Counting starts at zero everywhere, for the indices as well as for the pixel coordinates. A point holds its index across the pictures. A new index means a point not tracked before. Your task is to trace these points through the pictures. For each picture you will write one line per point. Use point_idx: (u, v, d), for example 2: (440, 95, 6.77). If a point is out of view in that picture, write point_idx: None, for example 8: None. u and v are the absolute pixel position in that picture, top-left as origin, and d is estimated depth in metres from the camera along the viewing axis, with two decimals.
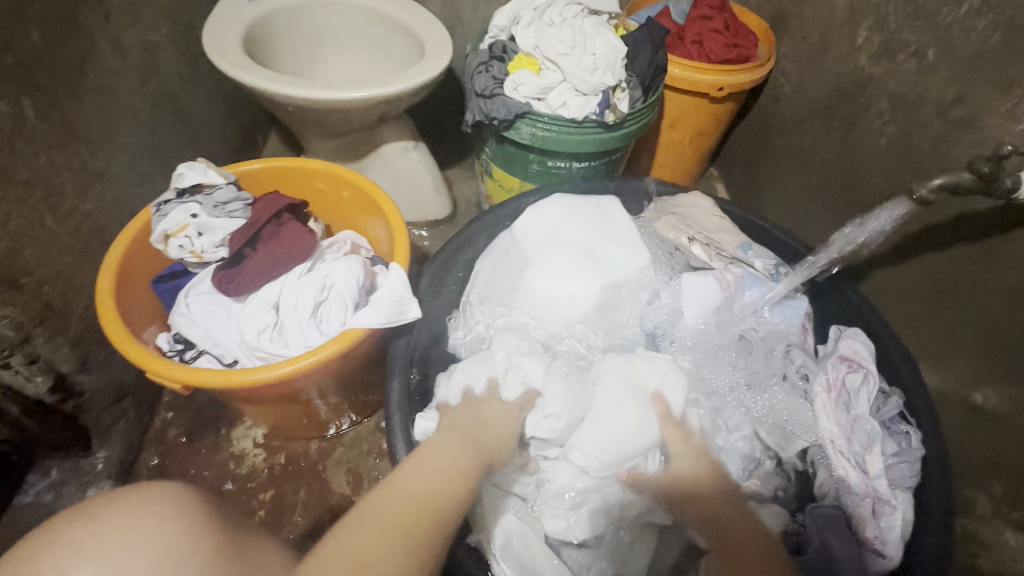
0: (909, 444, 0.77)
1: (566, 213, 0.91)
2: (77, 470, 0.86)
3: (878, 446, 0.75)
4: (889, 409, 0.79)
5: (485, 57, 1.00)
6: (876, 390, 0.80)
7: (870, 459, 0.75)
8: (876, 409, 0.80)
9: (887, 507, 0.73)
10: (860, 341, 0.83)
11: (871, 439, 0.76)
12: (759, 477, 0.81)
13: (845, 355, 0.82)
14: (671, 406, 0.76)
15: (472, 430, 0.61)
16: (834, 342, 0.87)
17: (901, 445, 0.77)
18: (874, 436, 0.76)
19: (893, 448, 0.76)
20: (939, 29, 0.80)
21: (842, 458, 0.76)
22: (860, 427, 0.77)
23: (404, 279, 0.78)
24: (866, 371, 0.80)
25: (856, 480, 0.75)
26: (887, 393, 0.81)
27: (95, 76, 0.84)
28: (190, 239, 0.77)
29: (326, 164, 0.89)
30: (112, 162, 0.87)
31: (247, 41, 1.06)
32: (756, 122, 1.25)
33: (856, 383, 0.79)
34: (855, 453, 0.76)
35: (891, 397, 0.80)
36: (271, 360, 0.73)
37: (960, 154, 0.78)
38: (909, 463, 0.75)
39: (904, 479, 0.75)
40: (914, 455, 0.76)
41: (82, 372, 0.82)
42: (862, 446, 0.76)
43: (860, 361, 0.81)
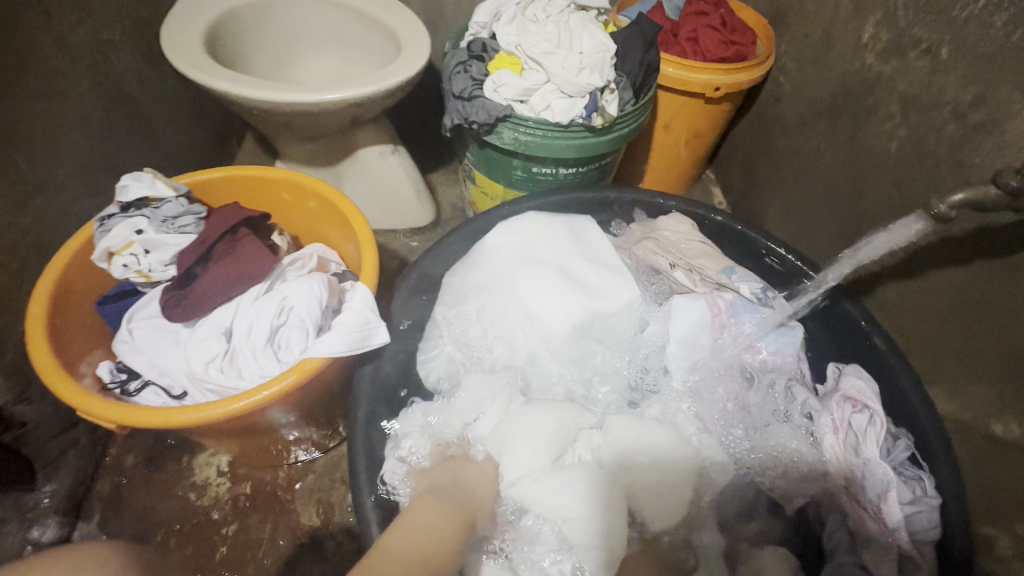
0: (924, 492, 0.70)
1: (543, 239, 0.86)
2: (21, 505, 0.77)
3: (895, 493, 0.69)
4: (899, 452, 0.73)
5: (464, 56, 0.93)
6: (885, 430, 0.74)
7: (887, 508, 0.69)
8: (886, 452, 0.74)
9: (911, 565, 0.66)
10: (861, 378, 0.78)
11: (886, 486, 0.69)
12: (763, 525, 0.76)
13: (849, 394, 0.76)
14: (652, 459, 0.73)
15: (458, 493, 0.67)
16: (834, 383, 0.82)
17: (915, 491, 0.70)
18: (889, 483, 0.69)
19: (908, 496, 0.69)
20: (954, 24, 0.74)
21: (857, 509, 0.70)
22: (874, 471, 0.70)
23: (369, 299, 0.71)
24: (872, 411, 0.75)
25: (876, 532, 0.68)
26: (896, 436, 0.76)
27: (35, 77, 0.76)
28: (135, 258, 0.70)
29: (290, 174, 0.82)
30: (56, 171, 0.80)
31: (211, 39, 0.99)
32: (755, 123, 1.19)
33: (862, 424, 0.74)
34: (870, 501, 0.69)
35: (899, 439, 0.75)
36: (223, 392, 0.66)
37: (978, 161, 0.72)
38: (929, 513, 0.68)
39: (927, 533, 0.68)
40: (931, 504, 0.68)
41: (22, 402, 0.75)
42: (877, 494, 0.69)
43: (866, 401, 0.75)
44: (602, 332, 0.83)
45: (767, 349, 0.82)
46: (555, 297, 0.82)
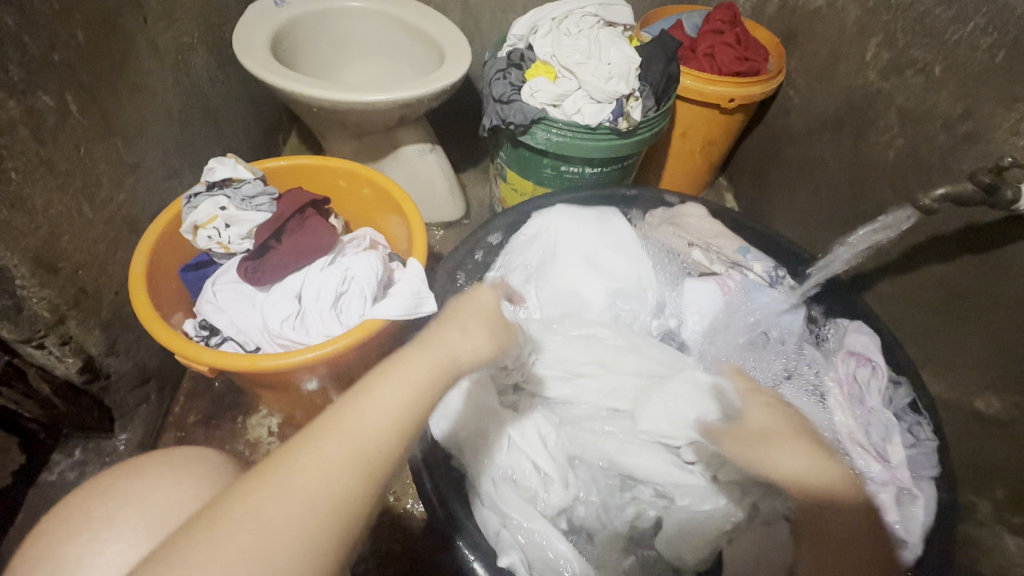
0: (923, 435, 0.78)
1: (573, 221, 0.95)
2: (100, 450, 0.90)
3: (898, 436, 0.77)
4: (901, 399, 0.81)
5: (503, 65, 1.04)
6: (886, 381, 0.82)
7: (890, 448, 0.77)
8: (887, 400, 0.82)
9: (909, 497, 0.73)
10: (865, 334, 0.85)
11: (889, 429, 0.78)
12: None
13: (853, 350, 0.85)
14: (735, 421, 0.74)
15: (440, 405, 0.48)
16: (838, 338, 0.89)
17: (916, 436, 0.78)
18: (891, 427, 0.78)
19: (908, 440, 0.78)
20: (946, 46, 0.83)
21: (859, 448, 0.77)
22: (876, 419, 0.79)
23: (421, 274, 0.81)
24: (874, 364, 0.82)
25: (878, 469, 0.75)
26: (898, 381, 0.82)
27: (135, 74, 0.87)
28: (218, 231, 0.80)
29: (347, 163, 0.92)
30: (146, 155, 0.90)
31: (275, 45, 1.10)
32: (766, 133, 1.28)
33: (866, 376, 0.82)
34: (874, 443, 0.77)
35: (902, 384, 0.82)
36: (293, 347, 0.77)
37: (965, 167, 0.80)
38: (928, 453, 0.76)
39: (926, 470, 0.75)
40: (930, 446, 0.76)
41: (110, 355, 0.85)
42: (880, 436, 0.78)
43: (870, 354, 0.83)
44: (625, 311, 0.91)
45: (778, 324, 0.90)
46: (586, 284, 0.91)
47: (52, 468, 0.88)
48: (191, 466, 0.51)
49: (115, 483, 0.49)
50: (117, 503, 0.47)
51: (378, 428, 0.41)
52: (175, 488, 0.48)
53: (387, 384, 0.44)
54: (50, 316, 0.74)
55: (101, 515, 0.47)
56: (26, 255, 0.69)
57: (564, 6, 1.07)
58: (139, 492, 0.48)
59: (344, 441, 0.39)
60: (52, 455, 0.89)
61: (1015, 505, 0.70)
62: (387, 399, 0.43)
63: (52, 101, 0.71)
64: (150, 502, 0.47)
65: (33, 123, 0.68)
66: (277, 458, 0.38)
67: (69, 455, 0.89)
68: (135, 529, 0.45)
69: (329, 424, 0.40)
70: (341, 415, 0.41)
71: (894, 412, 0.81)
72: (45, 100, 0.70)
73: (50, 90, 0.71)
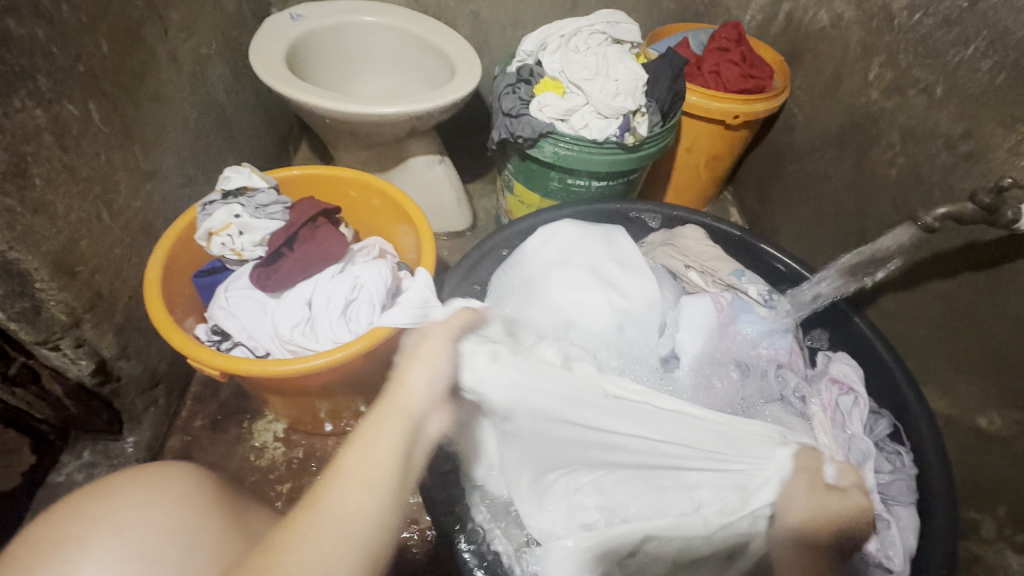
0: (902, 463, 0.80)
1: (577, 236, 0.96)
2: (109, 451, 0.92)
3: (872, 463, 0.78)
4: (882, 429, 0.83)
5: (513, 80, 1.06)
6: (868, 410, 0.84)
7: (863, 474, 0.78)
8: (869, 429, 0.84)
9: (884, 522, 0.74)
10: (848, 363, 0.88)
11: (866, 457, 0.79)
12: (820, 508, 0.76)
13: (836, 377, 0.86)
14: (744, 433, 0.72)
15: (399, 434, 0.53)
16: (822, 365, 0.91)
17: (894, 464, 0.80)
18: (869, 454, 0.79)
19: (887, 467, 0.79)
20: (948, 68, 0.85)
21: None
22: (856, 445, 0.80)
23: (430, 283, 0.81)
24: (856, 393, 0.85)
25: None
26: (879, 413, 0.86)
27: (154, 84, 0.89)
28: (231, 238, 0.82)
29: (359, 173, 0.94)
30: (162, 163, 0.92)
31: (289, 57, 1.13)
32: (770, 148, 1.29)
33: (848, 404, 0.84)
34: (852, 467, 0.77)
35: (882, 417, 0.85)
36: (302, 353, 0.78)
37: (967, 185, 0.82)
38: (905, 481, 0.78)
39: (903, 497, 0.77)
40: (908, 474, 0.78)
41: (122, 359, 0.86)
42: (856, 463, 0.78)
43: (851, 383, 0.85)
44: (628, 325, 0.88)
45: (762, 345, 0.91)
46: (587, 290, 0.89)
47: (62, 469, 0.90)
48: (169, 486, 0.51)
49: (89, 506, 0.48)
50: (96, 527, 0.46)
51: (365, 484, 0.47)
52: (154, 509, 0.49)
53: (364, 444, 0.49)
54: (67, 320, 0.75)
55: (79, 532, 0.46)
56: (47, 259, 0.70)
57: (573, 24, 1.10)
58: (108, 513, 0.47)
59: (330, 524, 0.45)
60: (62, 456, 0.91)
61: (1017, 523, 0.70)
62: (368, 462, 0.48)
63: (76, 110, 0.73)
64: (128, 521, 0.47)
65: (58, 131, 0.70)
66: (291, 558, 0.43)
67: (78, 457, 0.91)
68: (112, 551, 0.45)
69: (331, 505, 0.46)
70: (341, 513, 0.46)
71: (874, 441, 0.83)
72: (70, 109, 0.72)
73: (75, 99, 0.73)
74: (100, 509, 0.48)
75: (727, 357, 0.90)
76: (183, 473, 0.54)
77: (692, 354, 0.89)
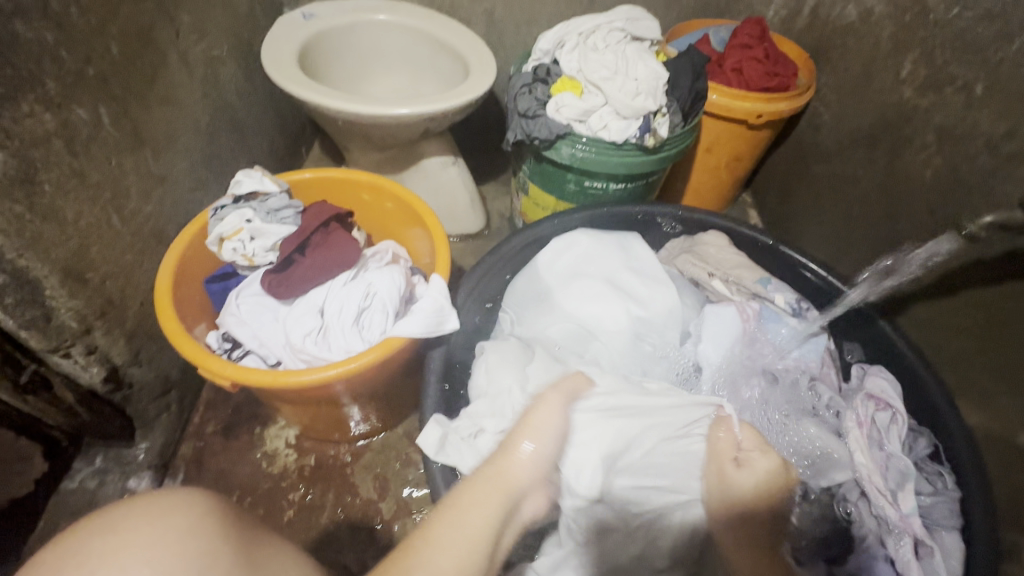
0: (945, 485, 0.76)
1: (592, 245, 0.93)
2: (121, 457, 0.91)
3: (913, 484, 0.74)
4: (922, 448, 0.80)
5: (528, 79, 1.03)
6: (906, 428, 0.80)
7: (903, 495, 0.74)
8: (909, 448, 0.80)
9: (926, 548, 0.71)
10: (884, 377, 0.84)
11: (906, 477, 0.75)
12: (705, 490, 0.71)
13: (872, 393, 0.82)
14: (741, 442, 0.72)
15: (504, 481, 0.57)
16: (858, 380, 0.87)
17: (935, 485, 0.76)
18: (908, 474, 0.75)
19: (927, 489, 0.76)
20: (989, 65, 0.80)
21: (880, 495, 0.74)
22: (894, 465, 0.76)
23: (444, 290, 0.79)
24: (894, 410, 0.81)
25: (894, 516, 0.73)
26: (918, 432, 0.82)
27: (165, 86, 0.87)
28: (243, 244, 0.80)
29: (372, 176, 0.92)
30: (173, 167, 0.90)
31: (301, 57, 1.11)
32: (795, 148, 1.25)
33: (885, 421, 0.80)
34: (890, 489, 0.74)
35: (922, 435, 0.81)
36: (315, 363, 0.76)
37: (1010, 189, 0.78)
38: (948, 504, 0.74)
39: (947, 520, 0.74)
40: (952, 496, 0.74)
41: (134, 365, 0.85)
42: (896, 483, 0.75)
43: (889, 399, 0.81)
44: (652, 336, 0.87)
45: (791, 356, 0.88)
46: (605, 303, 0.87)
47: (75, 476, 0.89)
48: (172, 518, 0.45)
49: (89, 540, 0.43)
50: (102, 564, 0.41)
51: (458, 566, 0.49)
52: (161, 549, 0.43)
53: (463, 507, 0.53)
54: (78, 327, 0.74)
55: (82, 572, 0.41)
56: (56, 265, 0.69)
57: (591, 21, 1.06)
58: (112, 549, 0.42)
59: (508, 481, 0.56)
60: (74, 462, 0.90)
61: None
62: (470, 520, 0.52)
63: (86, 114, 0.72)
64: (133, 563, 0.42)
65: (67, 135, 0.69)
66: (514, 438, 0.61)
67: (90, 463, 0.90)
68: None
69: (453, 511, 0.52)
70: (523, 463, 0.59)
71: (914, 460, 0.79)
72: (79, 113, 0.71)
73: (85, 103, 0.72)
74: (100, 546, 0.42)
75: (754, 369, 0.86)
76: (190, 500, 0.47)
77: (715, 365, 0.85)
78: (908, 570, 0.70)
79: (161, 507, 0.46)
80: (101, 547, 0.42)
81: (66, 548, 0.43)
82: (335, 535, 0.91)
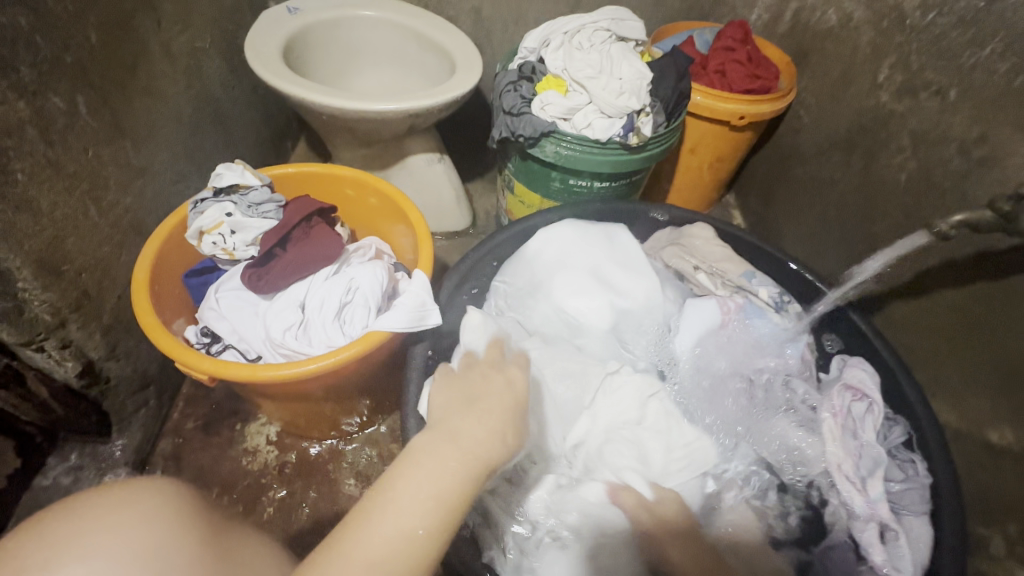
0: (916, 472, 0.78)
1: (576, 237, 0.94)
2: (96, 454, 0.89)
3: (883, 472, 0.75)
4: (896, 436, 0.81)
5: (514, 77, 1.04)
6: (881, 418, 0.81)
7: (871, 483, 0.75)
8: (883, 436, 0.82)
9: (892, 533, 0.73)
10: (863, 369, 0.85)
11: (877, 465, 0.76)
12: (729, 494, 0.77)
13: (849, 383, 0.83)
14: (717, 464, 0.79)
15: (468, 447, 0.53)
16: (838, 371, 0.88)
17: (907, 472, 0.78)
18: (880, 462, 0.77)
19: (898, 475, 0.78)
20: (962, 70, 0.82)
21: (848, 483, 0.75)
22: (867, 453, 0.77)
23: (427, 286, 0.79)
24: (870, 400, 0.82)
25: (860, 503, 0.74)
26: (893, 421, 0.84)
27: (146, 77, 0.86)
28: (223, 237, 0.80)
29: (355, 171, 0.92)
30: (154, 159, 0.89)
31: (287, 51, 1.11)
32: (776, 151, 1.27)
33: (861, 411, 0.81)
34: (860, 476, 0.76)
35: (896, 424, 0.83)
36: (295, 357, 0.76)
37: (980, 192, 0.80)
38: (919, 490, 0.76)
39: (916, 506, 0.75)
40: (923, 482, 0.76)
41: (111, 360, 0.84)
42: (866, 471, 0.76)
43: (865, 390, 0.82)
44: (630, 330, 0.89)
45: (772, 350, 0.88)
46: (587, 295, 0.87)
47: (48, 472, 0.87)
48: (144, 506, 0.41)
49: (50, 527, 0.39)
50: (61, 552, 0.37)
51: (405, 528, 0.46)
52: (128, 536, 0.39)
53: (416, 479, 0.49)
54: (51, 320, 0.73)
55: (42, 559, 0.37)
56: (29, 257, 0.68)
57: (577, 20, 1.07)
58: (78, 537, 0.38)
59: (462, 445, 0.53)
60: (49, 459, 0.88)
61: None
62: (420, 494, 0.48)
63: (63, 103, 0.71)
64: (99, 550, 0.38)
65: (42, 124, 0.68)
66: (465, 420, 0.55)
67: (66, 459, 0.88)
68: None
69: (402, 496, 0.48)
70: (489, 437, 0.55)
71: (888, 449, 0.81)
72: (56, 102, 0.70)
73: (61, 92, 0.71)
74: (61, 532, 0.38)
75: (733, 363, 0.87)
76: (161, 489, 0.43)
77: (689, 357, 0.87)
78: (872, 553, 0.72)
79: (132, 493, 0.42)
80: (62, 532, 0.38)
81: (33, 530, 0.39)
82: (316, 532, 0.90)
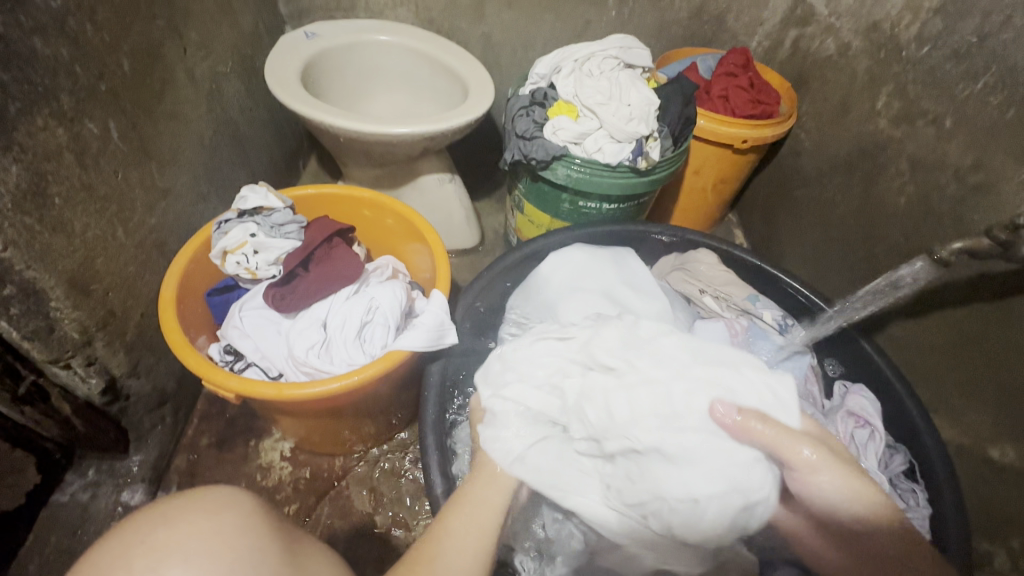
0: (918, 502, 0.79)
1: (586, 261, 0.96)
2: (114, 469, 0.90)
3: (885, 500, 0.77)
4: (897, 464, 0.83)
5: (526, 103, 1.07)
6: (884, 445, 0.83)
7: None
8: (885, 465, 0.83)
9: None
10: (865, 397, 0.87)
11: (879, 492, 0.78)
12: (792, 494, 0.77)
13: (852, 410, 0.86)
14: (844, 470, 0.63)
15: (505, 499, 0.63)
16: (840, 398, 0.91)
17: (909, 502, 0.80)
18: (882, 490, 0.78)
19: (901, 505, 0.79)
20: (956, 100, 0.86)
21: None
22: (870, 480, 0.79)
23: (445, 305, 0.82)
24: (872, 427, 0.84)
25: None
26: (894, 449, 0.85)
27: (171, 102, 0.89)
28: (246, 257, 0.82)
29: (373, 193, 0.95)
30: (176, 181, 0.92)
31: (304, 75, 1.14)
32: (777, 173, 1.31)
33: (863, 438, 0.83)
34: None
35: (898, 452, 0.85)
36: (316, 375, 0.78)
37: (977, 217, 0.83)
38: (921, 520, 0.77)
39: (917, 536, 0.76)
40: (924, 513, 0.77)
41: (131, 377, 0.86)
42: None
43: (868, 417, 0.84)
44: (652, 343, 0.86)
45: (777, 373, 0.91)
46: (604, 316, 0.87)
47: (66, 488, 0.88)
48: (229, 513, 0.48)
49: (149, 528, 0.45)
50: (163, 551, 0.43)
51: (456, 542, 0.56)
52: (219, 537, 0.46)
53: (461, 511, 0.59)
54: (79, 338, 0.75)
55: (148, 558, 0.42)
56: (62, 277, 0.70)
57: (587, 48, 1.11)
58: (177, 535, 0.44)
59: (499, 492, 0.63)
60: (67, 475, 0.89)
61: None
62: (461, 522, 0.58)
63: (97, 128, 0.73)
64: (197, 547, 0.44)
65: (78, 149, 0.70)
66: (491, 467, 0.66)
67: (83, 475, 0.89)
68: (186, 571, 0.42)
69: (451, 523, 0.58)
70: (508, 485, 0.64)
71: (890, 477, 0.82)
72: (91, 127, 0.72)
73: (95, 117, 0.73)
74: (162, 534, 0.44)
75: None
76: (237, 497, 0.50)
77: None
78: None
79: (212, 501, 0.49)
80: (162, 534, 0.44)
81: (131, 533, 0.44)
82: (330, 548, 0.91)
